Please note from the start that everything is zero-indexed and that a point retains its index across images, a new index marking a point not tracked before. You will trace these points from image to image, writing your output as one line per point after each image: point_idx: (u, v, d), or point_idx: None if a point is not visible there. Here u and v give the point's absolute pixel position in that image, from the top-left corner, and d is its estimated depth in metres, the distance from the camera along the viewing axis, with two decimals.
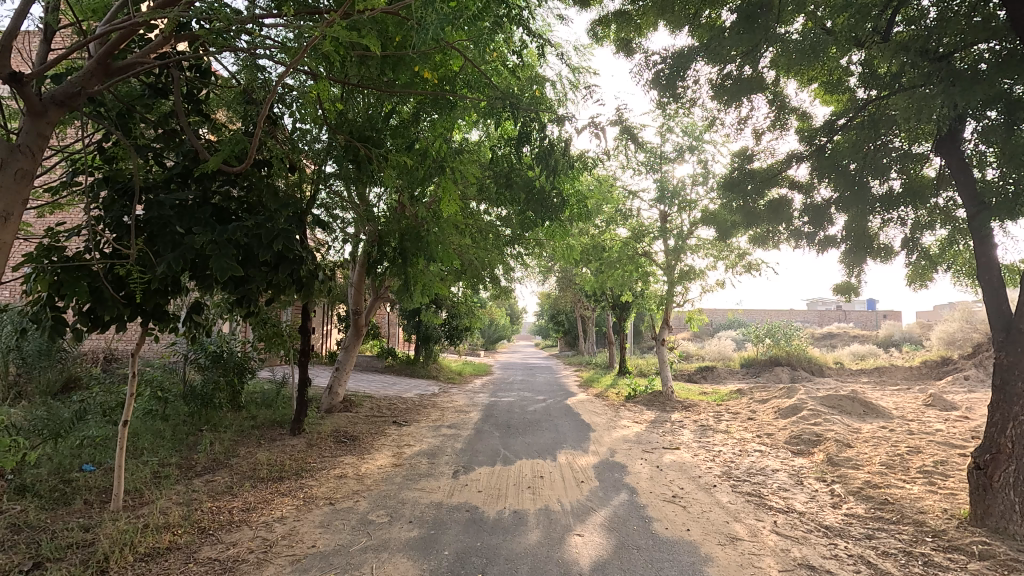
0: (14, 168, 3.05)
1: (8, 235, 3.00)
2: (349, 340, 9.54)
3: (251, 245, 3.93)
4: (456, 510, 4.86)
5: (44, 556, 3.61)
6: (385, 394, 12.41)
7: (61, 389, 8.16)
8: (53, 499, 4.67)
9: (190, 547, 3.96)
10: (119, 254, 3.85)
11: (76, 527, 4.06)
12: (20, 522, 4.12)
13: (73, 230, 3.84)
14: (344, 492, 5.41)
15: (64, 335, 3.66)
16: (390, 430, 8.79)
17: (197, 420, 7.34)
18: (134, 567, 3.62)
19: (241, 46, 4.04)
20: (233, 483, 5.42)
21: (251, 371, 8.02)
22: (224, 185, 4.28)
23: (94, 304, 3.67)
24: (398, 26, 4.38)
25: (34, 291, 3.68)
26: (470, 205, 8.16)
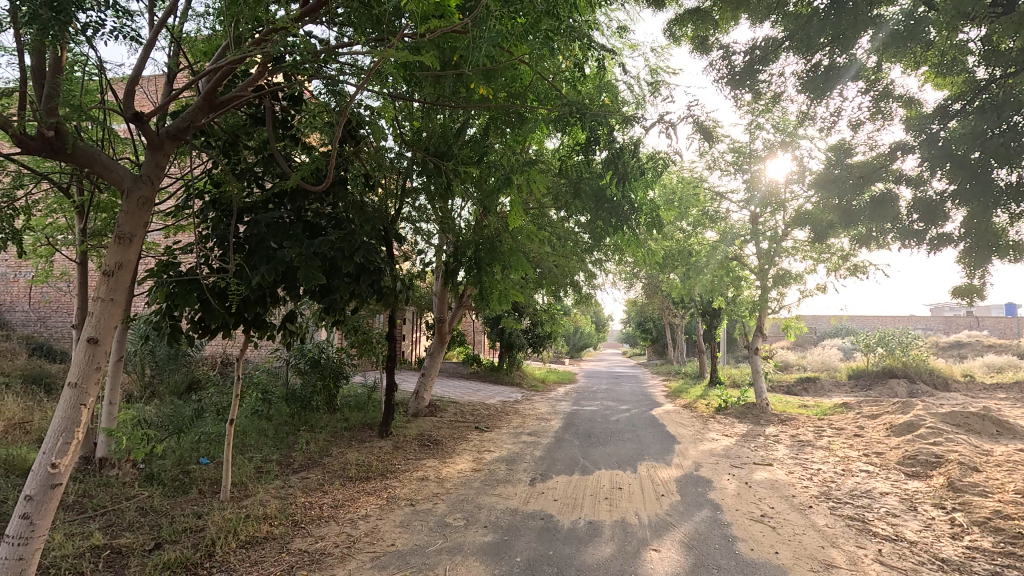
0: (138, 196, 3.51)
1: (133, 254, 3.47)
2: (434, 347, 9.90)
3: (336, 257, 4.23)
4: (532, 517, 4.88)
5: (164, 538, 4.07)
6: (470, 399, 12.71)
7: (186, 388, 9.16)
8: (174, 487, 5.25)
9: (285, 538, 4.29)
10: (226, 268, 4.26)
11: (191, 513, 4.54)
12: (147, 506, 4.68)
13: (188, 247, 4.30)
14: (425, 494, 5.61)
15: (179, 340, 4.13)
16: (472, 435, 8.99)
17: (297, 421, 7.92)
18: (237, 552, 3.98)
19: (328, 74, 4.36)
20: (325, 480, 5.80)
21: (345, 376, 8.56)
22: (315, 203, 4.63)
23: (204, 313, 4.11)
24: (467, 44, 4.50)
25: (156, 301, 4.18)
26: (549, 212, 8.22)
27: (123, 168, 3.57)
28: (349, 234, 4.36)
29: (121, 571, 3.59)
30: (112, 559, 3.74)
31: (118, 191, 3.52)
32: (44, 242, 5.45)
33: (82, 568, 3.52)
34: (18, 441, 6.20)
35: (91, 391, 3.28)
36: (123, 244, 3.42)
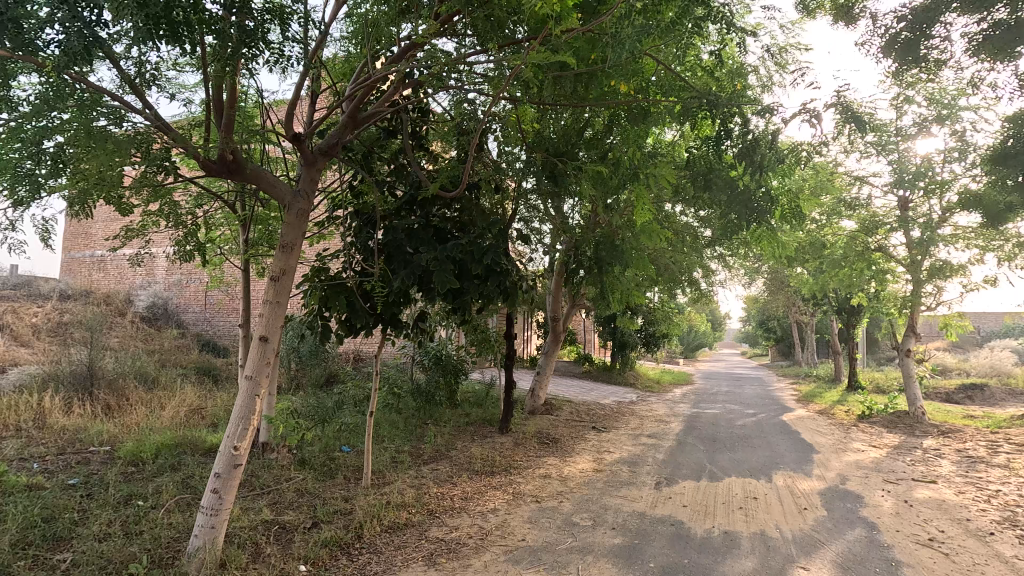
0: (297, 209, 3.91)
1: (294, 261, 3.87)
2: (549, 346, 9.96)
3: (466, 260, 4.42)
4: (661, 522, 4.73)
5: (321, 518, 4.50)
6: (584, 399, 12.65)
7: (326, 381, 10.06)
8: (323, 471, 5.79)
9: (423, 525, 4.55)
10: (368, 272, 4.64)
11: (341, 497, 4.98)
12: (303, 488, 5.20)
13: (335, 254, 4.71)
14: (549, 492, 5.66)
15: (329, 338, 4.56)
16: (590, 434, 8.93)
17: (423, 414, 8.38)
18: (383, 535, 4.30)
19: (457, 84, 4.53)
20: (453, 473, 6.07)
21: (465, 373, 8.89)
22: (442, 209, 4.85)
23: (350, 314, 4.50)
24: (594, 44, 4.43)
25: (310, 303, 4.64)
26: (666, 207, 7.92)
27: (284, 184, 3.98)
28: (477, 237, 4.51)
29: (288, 544, 4.02)
30: (280, 533, 4.21)
31: (280, 205, 3.94)
32: (217, 253, 6.27)
33: (258, 539, 3.99)
34: (198, 425, 7.20)
35: (262, 383, 3.69)
36: (286, 253, 3.83)
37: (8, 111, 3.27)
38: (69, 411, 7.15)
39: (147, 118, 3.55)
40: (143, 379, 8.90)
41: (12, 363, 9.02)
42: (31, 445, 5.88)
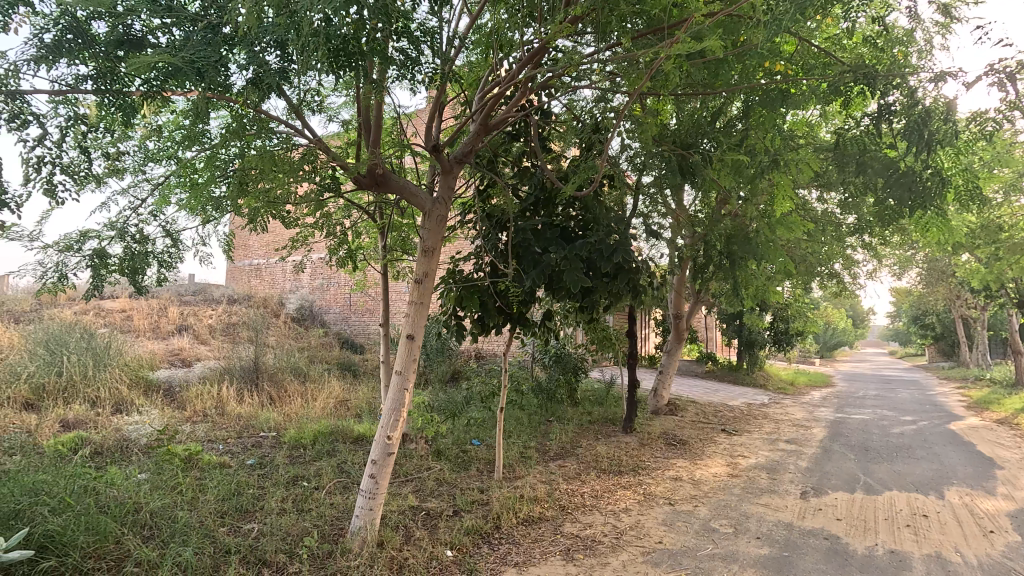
0: (436, 215, 4.18)
1: (434, 263, 4.14)
2: (671, 344, 9.62)
3: (594, 259, 4.42)
4: (813, 535, 4.38)
5: (460, 506, 4.74)
6: (710, 400, 12.04)
7: (452, 378, 10.58)
8: (458, 463, 6.10)
9: (557, 520, 4.63)
10: (498, 273, 4.82)
11: (477, 488, 5.22)
12: (441, 478, 5.52)
13: (467, 256, 4.96)
14: (682, 495, 5.47)
15: (464, 337, 4.81)
16: (721, 437, 8.48)
17: (545, 411, 8.49)
18: (519, 527, 4.44)
19: (584, 84, 4.51)
20: (581, 471, 6.09)
21: (586, 371, 8.87)
22: (567, 208, 4.87)
23: (483, 313, 4.72)
24: (733, 27, 4.15)
25: (446, 303, 4.94)
26: (803, 194, 7.29)
27: (424, 192, 4.28)
28: (605, 235, 4.48)
29: (433, 529, 4.29)
30: (426, 518, 4.50)
31: (421, 212, 4.23)
32: (358, 258, 6.85)
33: (407, 523, 4.30)
34: (345, 415, 7.93)
35: (410, 378, 3.98)
36: (427, 256, 4.11)
37: (202, 142, 3.78)
38: (242, 400, 8.23)
39: (309, 140, 3.94)
40: (297, 373, 9.99)
41: (196, 358, 10.57)
42: (216, 429, 6.85)
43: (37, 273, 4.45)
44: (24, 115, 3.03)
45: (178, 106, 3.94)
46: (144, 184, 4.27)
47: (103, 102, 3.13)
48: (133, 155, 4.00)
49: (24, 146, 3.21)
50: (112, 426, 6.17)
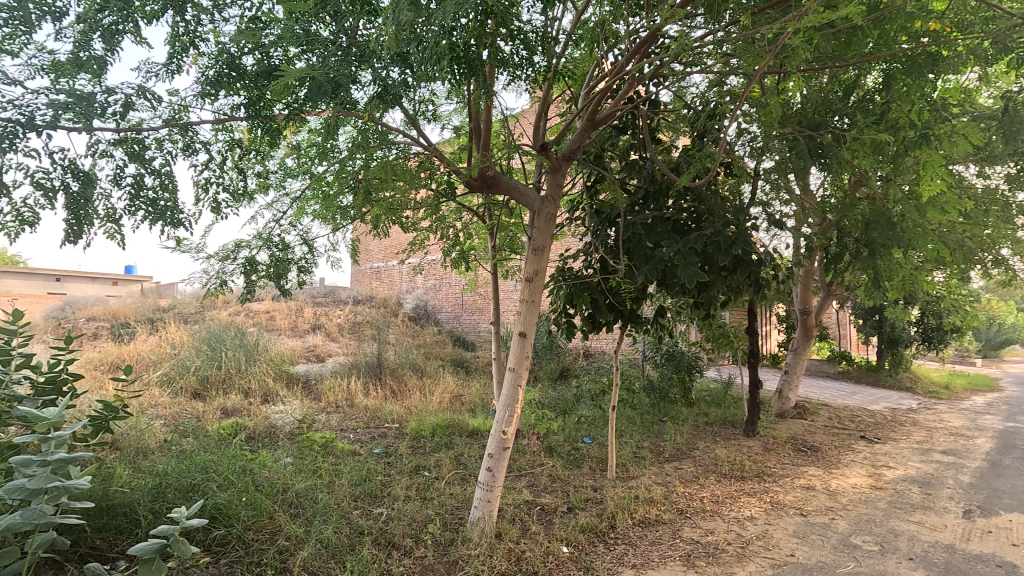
0: (546, 213, 4.22)
1: (545, 261, 4.18)
2: (798, 342, 8.86)
3: (711, 251, 4.20)
4: (981, 561, 3.82)
5: (575, 503, 4.75)
6: (845, 403, 10.93)
7: (561, 375, 10.62)
8: (570, 460, 6.11)
9: (675, 524, 4.47)
10: (608, 269, 4.75)
11: (590, 486, 5.19)
12: (554, 474, 5.56)
13: (576, 253, 4.95)
14: (816, 506, 5.02)
15: (575, 334, 4.82)
16: (859, 445, 7.67)
17: (659, 411, 8.23)
18: (636, 529, 4.34)
19: (696, 69, 4.29)
20: (700, 474, 5.82)
21: (702, 370, 8.46)
22: (680, 200, 4.67)
23: (594, 310, 4.69)
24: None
25: (556, 301, 4.98)
26: (960, 170, 6.37)
27: (534, 191, 4.34)
28: (722, 226, 4.24)
29: (549, 525, 4.33)
30: (541, 514, 4.56)
31: (530, 211, 4.29)
32: (470, 259, 7.10)
33: (523, 517, 4.39)
34: (460, 410, 8.26)
35: (523, 374, 4.05)
36: (538, 254, 4.16)
37: (332, 158, 4.13)
38: (368, 393, 8.89)
39: (424, 147, 4.15)
40: (415, 368, 10.58)
41: (328, 354, 11.58)
42: (347, 419, 7.46)
43: (203, 280, 5.14)
44: (193, 143, 3.51)
45: (312, 125, 4.34)
46: (285, 198, 4.76)
47: (254, 126, 3.52)
48: (277, 173, 4.47)
49: (194, 170, 3.71)
50: (263, 415, 6.97)
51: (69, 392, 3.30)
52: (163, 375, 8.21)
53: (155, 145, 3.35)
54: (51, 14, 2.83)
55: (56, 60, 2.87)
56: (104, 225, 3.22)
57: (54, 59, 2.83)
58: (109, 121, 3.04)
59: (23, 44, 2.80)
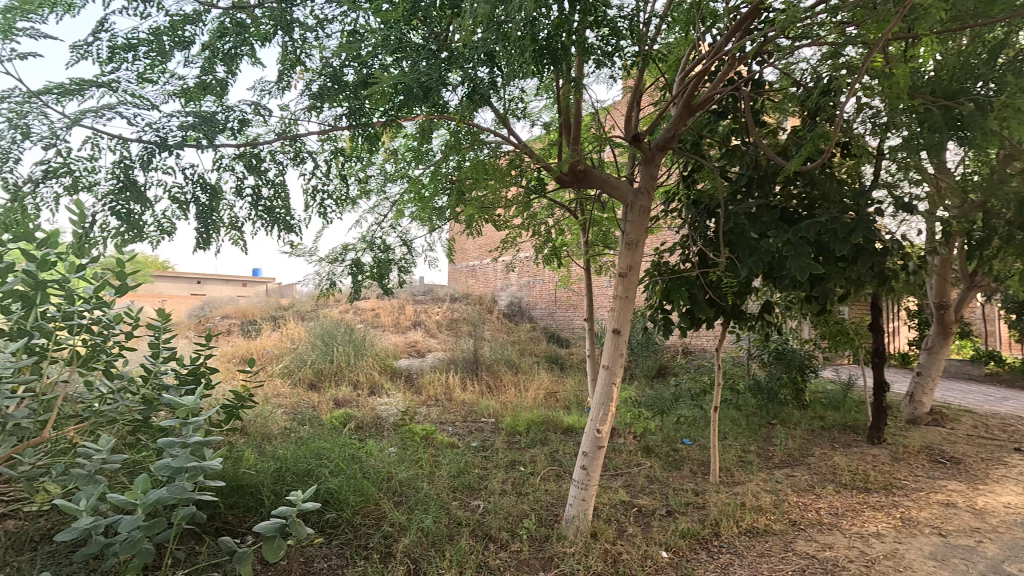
0: (639, 206, 4.08)
1: (639, 256, 4.05)
2: (934, 340, 7.88)
3: (826, 241, 3.83)
4: None
5: (674, 507, 4.57)
6: (994, 410, 9.55)
7: (658, 373, 10.27)
8: (669, 461, 5.89)
9: (787, 536, 4.15)
10: (708, 263, 4.50)
11: (691, 490, 4.96)
12: (652, 475, 5.39)
13: (673, 246, 4.74)
14: (958, 526, 4.43)
15: (673, 331, 4.62)
16: (1014, 459, 6.67)
17: (767, 413, 7.70)
18: (742, 538, 4.09)
19: (806, 42, 3.93)
20: (815, 483, 5.36)
21: (816, 370, 7.79)
22: (789, 186, 4.31)
23: (693, 306, 4.46)
24: None
25: (652, 297, 4.80)
26: None
27: (626, 184, 4.21)
28: (839, 213, 3.85)
29: (647, 528, 4.20)
30: (639, 516, 4.43)
31: (623, 204, 4.17)
32: (562, 255, 7.06)
33: (620, 518, 4.29)
34: (554, 406, 8.26)
35: (617, 372, 3.95)
36: (631, 249, 4.04)
37: (428, 161, 4.27)
38: (465, 388, 9.16)
39: (515, 146, 4.17)
40: (510, 364, 10.75)
41: (428, 350, 12.09)
42: (446, 413, 7.74)
43: (316, 281, 5.56)
44: (302, 152, 3.78)
45: (408, 131, 4.52)
46: (386, 202, 5.00)
47: (355, 134, 3.73)
48: (377, 178, 4.71)
49: (304, 179, 4.00)
50: (370, 406, 7.42)
51: (206, 383, 3.71)
52: (284, 368, 9.01)
53: (270, 157, 3.64)
54: (182, 44, 3.15)
55: (187, 86, 3.20)
56: (229, 232, 3.56)
57: (186, 85, 3.16)
58: (231, 138, 3.35)
59: (160, 73, 3.14)
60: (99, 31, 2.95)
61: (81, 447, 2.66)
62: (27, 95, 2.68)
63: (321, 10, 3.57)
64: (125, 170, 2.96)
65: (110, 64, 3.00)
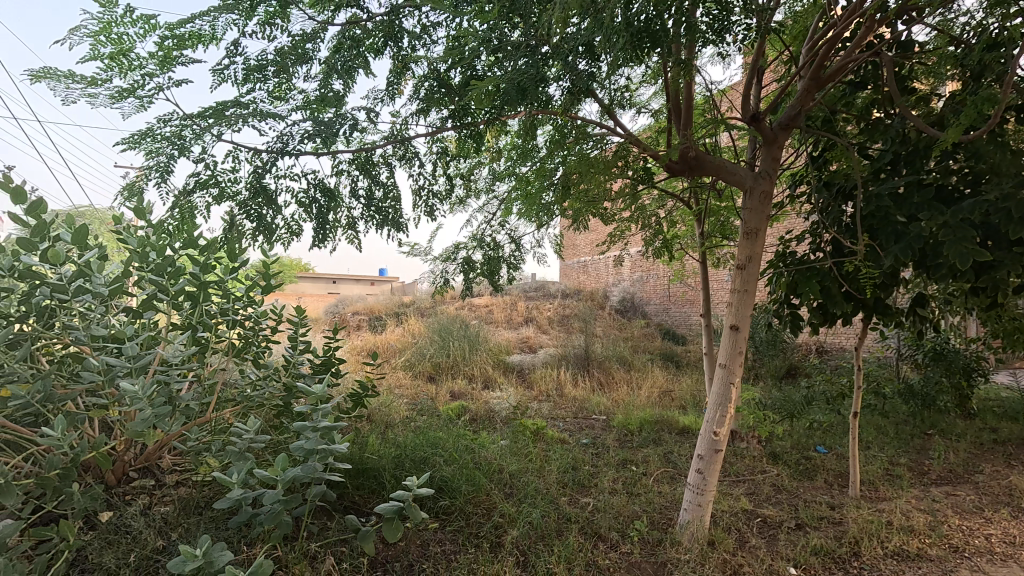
0: (759, 191, 3.77)
1: (759, 246, 3.74)
2: None
3: (997, 222, 3.24)
4: None
5: (805, 520, 4.17)
6: None
7: (787, 373, 9.46)
8: (800, 470, 5.39)
9: (946, 564, 3.60)
10: (844, 252, 4.03)
11: (825, 503, 4.50)
12: (779, 484, 4.97)
13: (801, 234, 4.31)
14: None
15: (801, 328, 4.21)
16: None
17: (921, 421, 6.75)
18: (888, 562, 3.62)
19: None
20: (984, 505, 4.60)
21: (986, 373, 6.67)
22: (947, 161, 3.70)
23: (825, 300, 4.02)
24: None
25: (777, 291, 4.42)
26: None
27: (744, 168, 3.90)
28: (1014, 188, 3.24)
29: (773, 541, 3.87)
30: (763, 527, 4.11)
31: (740, 190, 3.87)
32: (675, 248, 6.75)
33: (741, 527, 4.01)
34: (670, 405, 7.93)
35: (736, 371, 3.69)
36: (751, 238, 3.74)
37: (531, 157, 4.29)
38: (576, 383, 9.13)
39: (621, 136, 4.04)
40: (623, 361, 10.52)
41: (540, 345, 12.22)
42: (557, 408, 7.76)
43: (432, 279, 5.85)
44: (410, 154, 3.98)
45: (513, 129, 4.58)
46: (494, 200, 5.12)
47: (460, 135, 3.85)
48: (485, 178, 4.83)
49: (414, 180, 4.21)
50: (483, 399, 7.66)
51: (336, 373, 4.05)
52: (406, 361, 9.62)
53: (383, 161, 3.88)
54: (303, 61, 3.43)
55: (309, 99, 3.49)
56: (347, 232, 3.86)
57: (308, 98, 3.45)
58: (346, 144, 3.60)
59: (287, 89, 3.46)
60: (235, 56, 3.30)
61: (234, 427, 3.02)
62: (181, 117, 3.09)
63: (428, 17, 3.71)
64: (258, 178, 3.31)
65: (245, 84, 3.36)
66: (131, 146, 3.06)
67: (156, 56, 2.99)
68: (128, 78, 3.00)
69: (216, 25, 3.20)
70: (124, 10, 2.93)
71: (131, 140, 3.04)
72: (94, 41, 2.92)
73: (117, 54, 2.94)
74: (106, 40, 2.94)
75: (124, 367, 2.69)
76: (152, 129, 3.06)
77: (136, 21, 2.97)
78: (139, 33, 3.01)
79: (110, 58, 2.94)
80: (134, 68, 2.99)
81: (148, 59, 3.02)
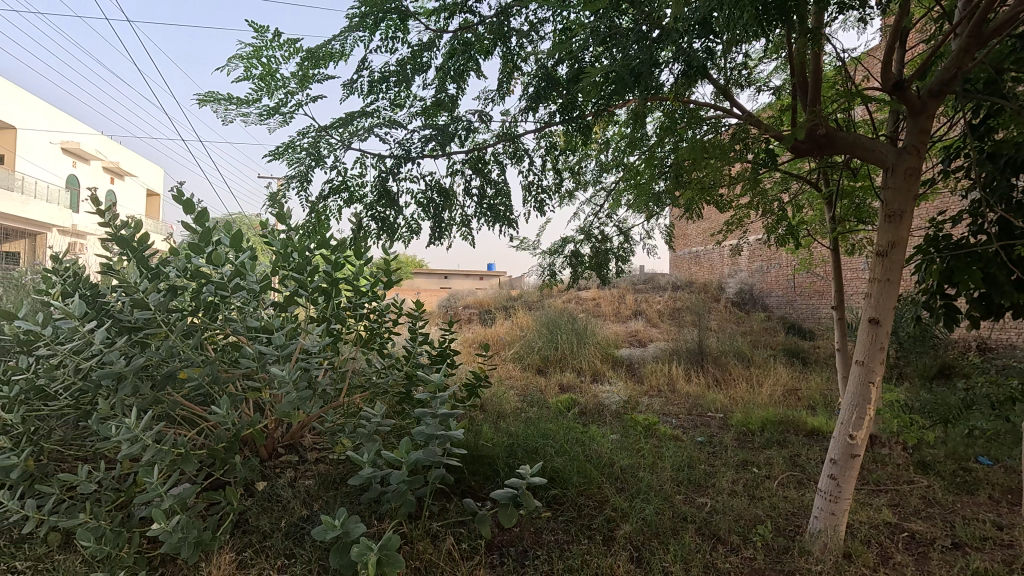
0: (904, 168, 3.36)
1: (905, 229, 3.33)
2: None
3: None
4: None
5: (964, 540, 3.67)
6: None
7: (939, 373, 8.34)
8: (956, 482, 4.75)
9: None
10: (1014, 233, 3.47)
11: (990, 522, 3.92)
12: (930, 497, 4.41)
13: (959, 215, 3.77)
14: None
15: (959, 321, 3.70)
16: None
17: None
18: None
19: None
20: None
21: None
22: None
23: (989, 289, 3.49)
24: None
25: (927, 279, 3.91)
26: None
27: (885, 143, 3.50)
28: None
29: (923, 560, 3.45)
30: (910, 543, 3.68)
31: (881, 168, 3.48)
32: (801, 235, 6.22)
33: (883, 542, 3.62)
34: (796, 405, 7.35)
35: (876, 370, 3.32)
36: (894, 222, 3.35)
37: (640, 147, 4.18)
38: (690, 379, 8.77)
39: (739, 118, 3.81)
40: (741, 357, 9.92)
41: (650, 339, 11.88)
42: (670, 404, 7.52)
43: (540, 273, 5.92)
44: (519, 151, 4.06)
45: (620, 119, 4.49)
46: (601, 192, 5.06)
47: (567, 128, 3.85)
48: (592, 170, 4.79)
49: (523, 176, 4.29)
50: (593, 393, 7.63)
51: (451, 365, 4.25)
52: (516, 353, 9.85)
53: (493, 159, 3.99)
54: (420, 70, 3.63)
55: (426, 105, 3.69)
56: (460, 229, 4.03)
57: (425, 104, 3.64)
58: (461, 145, 3.75)
59: (406, 97, 3.69)
60: (362, 71, 3.57)
61: (363, 413, 3.29)
62: (317, 130, 3.41)
63: (536, 15, 3.76)
64: (382, 181, 3.56)
65: (371, 95, 3.62)
66: (277, 157, 3.44)
67: (297, 76, 3.33)
68: (275, 97, 3.38)
69: (346, 43, 3.49)
70: (272, 35, 3.29)
71: (277, 152, 3.42)
72: (247, 65, 3.31)
73: (266, 76, 3.31)
74: (257, 63, 3.32)
75: (273, 354, 3.05)
76: (294, 142, 3.41)
77: (281, 45, 3.32)
78: (284, 55, 3.37)
79: (260, 79, 3.32)
80: (279, 87, 3.35)
81: (291, 79, 3.36)
